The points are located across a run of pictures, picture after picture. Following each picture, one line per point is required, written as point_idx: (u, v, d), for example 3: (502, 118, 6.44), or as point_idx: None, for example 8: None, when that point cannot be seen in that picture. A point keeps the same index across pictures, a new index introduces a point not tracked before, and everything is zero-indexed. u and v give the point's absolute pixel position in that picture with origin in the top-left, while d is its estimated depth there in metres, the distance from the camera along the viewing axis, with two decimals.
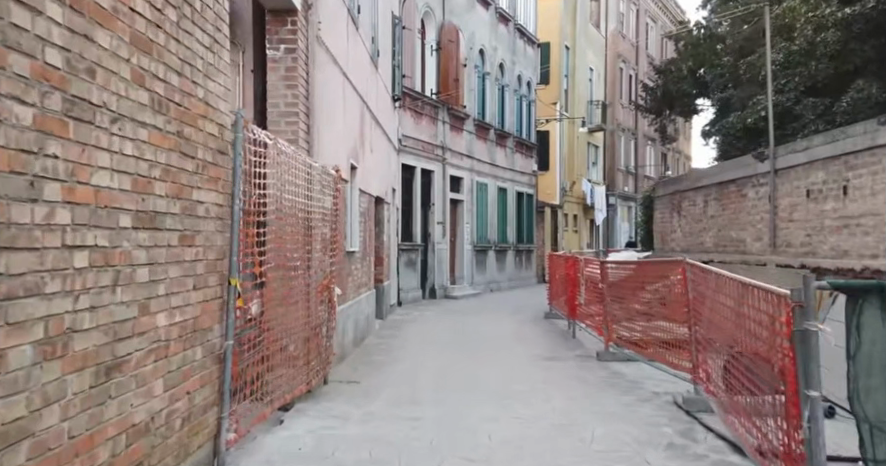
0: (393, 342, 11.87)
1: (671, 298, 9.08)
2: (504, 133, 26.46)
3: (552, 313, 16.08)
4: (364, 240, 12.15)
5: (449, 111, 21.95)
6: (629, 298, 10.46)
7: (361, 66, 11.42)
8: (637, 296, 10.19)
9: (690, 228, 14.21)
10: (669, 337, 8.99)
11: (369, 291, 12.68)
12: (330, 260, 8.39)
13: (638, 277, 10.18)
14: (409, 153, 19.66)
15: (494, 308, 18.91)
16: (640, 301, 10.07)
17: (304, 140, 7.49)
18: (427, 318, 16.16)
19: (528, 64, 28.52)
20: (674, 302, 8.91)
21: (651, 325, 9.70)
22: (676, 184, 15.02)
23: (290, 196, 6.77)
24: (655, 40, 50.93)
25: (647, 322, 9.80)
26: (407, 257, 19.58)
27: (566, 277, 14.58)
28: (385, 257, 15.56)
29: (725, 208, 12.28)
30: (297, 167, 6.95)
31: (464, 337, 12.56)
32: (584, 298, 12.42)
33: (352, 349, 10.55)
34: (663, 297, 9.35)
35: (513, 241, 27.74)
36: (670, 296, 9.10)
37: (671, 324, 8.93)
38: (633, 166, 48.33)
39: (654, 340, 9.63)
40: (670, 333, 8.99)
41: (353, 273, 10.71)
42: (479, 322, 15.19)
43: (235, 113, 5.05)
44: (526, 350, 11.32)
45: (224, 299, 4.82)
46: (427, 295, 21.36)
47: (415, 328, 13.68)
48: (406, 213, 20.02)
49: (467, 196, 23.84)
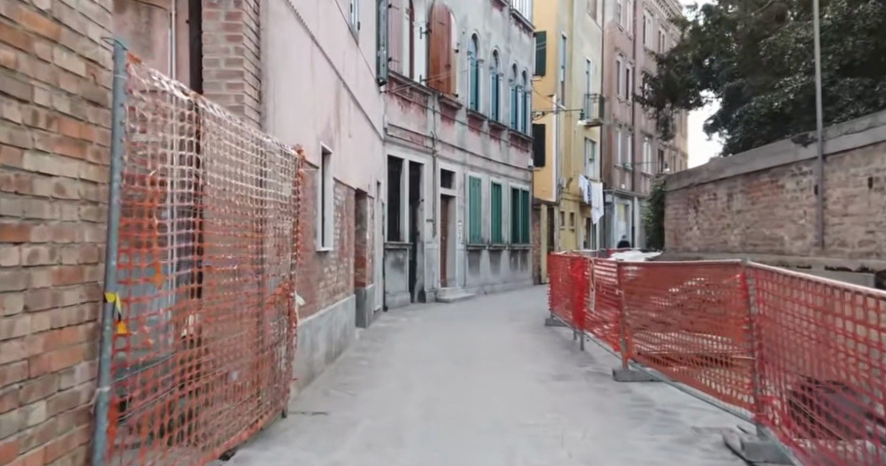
0: (375, 355, 10.35)
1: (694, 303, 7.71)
2: (499, 126, 24.94)
3: (554, 321, 14.54)
4: (342, 237, 10.62)
5: (440, 100, 20.41)
6: (646, 304, 8.92)
7: (336, 35, 9.85)
8: (651, 303, 8.78)
9: (710, 224, 12.70)
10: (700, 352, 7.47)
11: (349, 297, 11.13)
12: (291, 261, 6.78)
13: (660, 279, 8.64)
14: (397, 144, 18.11)
15: (489, 313, 17.41)
16: (660, 307, 8.53)
17: (251, 109, 5.91)
18: (415, 325, 14.58)
19: (524, 53, 26.99)
20: (700, 308, 7.54)
21: (671, 335, 8.26)
22: (691, 177, 13.51)
23: (226, 178, 5.18)
24: (653, 33, 49.58)
25: (669, 333, 8.27)
26: (394, 257, 18.02)
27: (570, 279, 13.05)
28: (368, 258, 13.99)
29: (754, 202, 10.78)
30: (237, 141, 5.37)
31: (457, 349, 11.03)
32: (593, 303, 10.87)
33: (325, 366, 8.97)
34: (684, 302, 7.96)
35: (508, 240, 26.20)
36: (693, 300, 7.72)
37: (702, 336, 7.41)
38: (630, 163, 46.88)
39: (678, 355, 8.10)
40: (700, 348, 7.46)
41: (324, 277, 9.13)
42: (473, 330, 13.63)
43: (117, 45, 3.50)
44: (529, 365, 9.81)
45: (96, 324, 3.45)
46: (416, 299, 19.79)
47: (400, 338, 12.14)
48: (393, 209, 18.44)
49: (460, 192, 22.28)
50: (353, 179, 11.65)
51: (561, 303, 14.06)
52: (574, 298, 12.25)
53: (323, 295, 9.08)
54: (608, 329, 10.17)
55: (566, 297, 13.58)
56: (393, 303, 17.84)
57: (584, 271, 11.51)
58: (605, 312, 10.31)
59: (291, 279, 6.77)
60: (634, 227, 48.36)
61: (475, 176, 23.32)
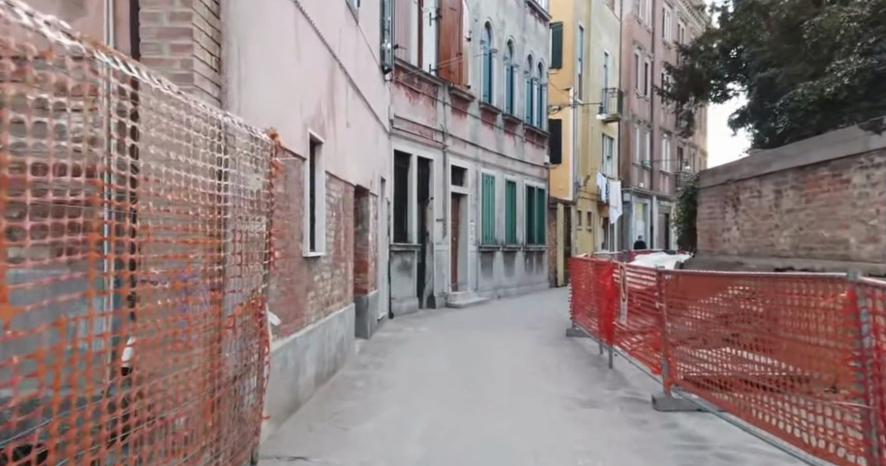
0: (375, 374, 9.07)
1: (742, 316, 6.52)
2: (514, 120, 23.62)
3: (575, 331, 13.20)
4: (338, 239, 9.32)
5: (451, 91, 19.10)
6: (687, 319, 7.59)
7: (331, 6, 8.56)
8: (694, 318, 7.44)
9: (753, 224, 11.35)
10: (760, 379, 6.17)
11: (346, 306, 9.84)
12: (263, 271, 5.42)
13: (702, 291, 7.32)
14: (405, 138, 16.82)
15: (504, 321, 16.11)
16: (705, 324, 7.21)
17: (199, 75, 4.61)
18: (423, 335, 13.28)
19: (539, 43, 25.67)
20: (751, 322, 6.36)
21: (715, 354, 7.02)
22: (730, 172, 12.14)
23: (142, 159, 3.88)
24: (671, 27, 48.40)
25: (718, 355, 6.94)
26: (401, 259, 16.74)
27: (595, 285, 11.71)
28: (370, 261, 12.70)
29: (810, 199, 9.43)
30: (163, 111, 4.05)
31: (468, 365, 9.74)
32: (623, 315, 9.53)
33: (314, 391, 7.66)
34: (729, 315, 6.76)
35: (523, 241, 24.88)
36: (742, 313, 6.53)
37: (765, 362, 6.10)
38: (646, 160, 45.56)
39: (727, 379, 6.78)
40: (761, 375, 6.16)
41: (314, 286, 7.83)
42: (486, 341, 12.32)
43: None
44: (551, 387, 8.50)
45: None
46: (424, 305, 18.51)
47: (405, 351, 10.85)
48: (399, 208, 17.15)
49: (472, 190, 20.96)
50: (352, 173, 10.36)
51: (585, 312, 12.70)
52: (600, 307, 10.92)
53: (313, 307, 7.78)
54: (643, 345, 8.87)
55: (590, 305, 12.22)
56: (399, 309, 16.56)
57: (611, 277, 10.16)
58: (639, 326, 8.97)
59: (263, 294, 5.39)
60: (651, 227, 47.00)
61: (489, 173, 22.00)
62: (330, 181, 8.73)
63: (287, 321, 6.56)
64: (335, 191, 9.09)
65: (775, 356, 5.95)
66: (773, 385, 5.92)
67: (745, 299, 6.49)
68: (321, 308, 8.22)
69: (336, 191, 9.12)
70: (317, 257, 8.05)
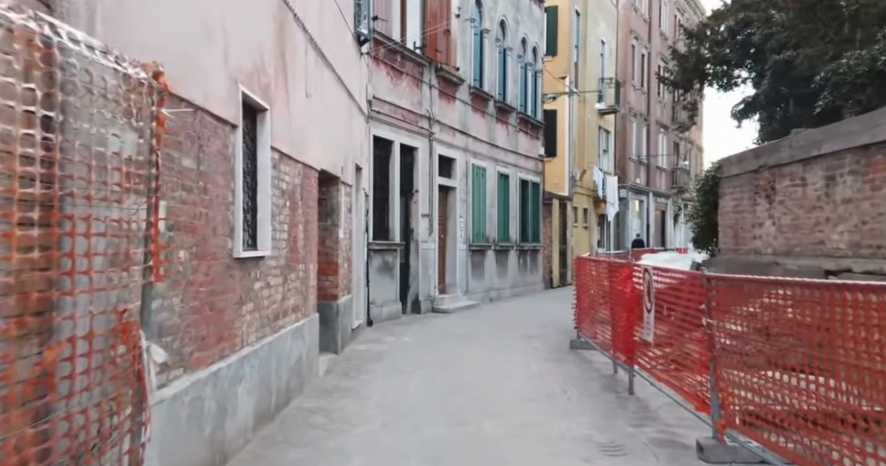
0: (338, 404, 7.23)
1: (783, 329, 5.07)
2: (507, 107, 21.86)
3: (581, 344, 11.47)
4: (294, 235, 7.50)
5: (438, 72, 17.29)
6: (726, 336, 5.82)
7: None
8: (738, 335, 5.68)
9: (795, 219, 9.62)
10: (847, 424, 4.42)
11: (307, 319, 8.04)
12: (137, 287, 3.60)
13: (746, 299, 5.58)
14: (385, 122, 15.02)
15: (497, 329, 14.35)
16: (752, 343, 5.46)
17: None
18: (404, 347, 11.46)
19: (535, 26, 23.93)
20: (803, 339, 4.85)
21: (754, 377, 5.42)
22: (765, 156, 10.38)
23: None
24: (668, 18, 47.00)
25: (774, 387, 5.18)
26: (381, 259, 14.95)
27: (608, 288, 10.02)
28: (342, 263, 10.90)
29: (877, 187, 7.75)
30: None
31: (454, 392, 7.91)
32: (643, 327, 7.75)
33: (252, 434, 5.81)
34: (775, 329, 5.18)
35: (517, 239, 23.14)
36: (793, 326, 4.98)
37: (855, 402, 4.36)
38: (642, 156, 44.02)
39: (789, 420, 5.02)
40: (849, 419, 4.41)
41: (253, 294, 5.99)
42: (477, 356, 10.51)
43: None
44: (560, 423, 6.71)
45: None
46: (407, 309, 16.73)
47: (380, 371, 9.06)
48: (380, 201, 15.35)
49: (462, 183, 19.17)
50: (315, 157, 8.56)
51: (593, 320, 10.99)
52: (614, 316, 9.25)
53: (253, 324, 5.97)
54: (666, 366, 7.19)
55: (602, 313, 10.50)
56: (379, 316, 14.79)
57: (626, 280, 8.38)
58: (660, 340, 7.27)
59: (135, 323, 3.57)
60: (647, 226, 45.44)
61: (480, 165, 20.25)
62: (281, 161, 6.90)
63: (203, 347, 4.72)
64: (289, 173, 7.27)
65: (866, 394, 4.28)
66: (877, 433, 4.19)
67: (788, 308, 5.05)
68: (266, 322, 6.40)
69: (289, 174, 7.31)
70: (262, 258, 6.22)
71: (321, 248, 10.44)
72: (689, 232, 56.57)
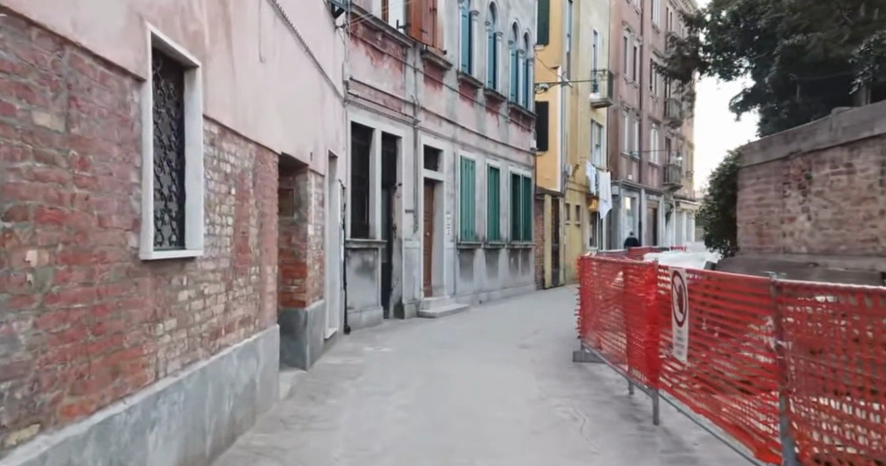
0: (297, 442, 5.82)
1: (835, 346, 4.02)
2: (497, 97, 20.51)
3: (586, 356, 10.11)
4: (244, 231, 6.09)
5: (424, 55, 15.89)
6: (786, 362, 4.48)
7: None
8: (802, 361, 4.34)
9: (839, 213, 8.35)
10: None
11: (262, 334, 6.63)
12: None
13: (810, 313, 4.25)
14: (365, 108, 13.63)
15: (488, 336, 13.01)
16: (825, 370, 4.11)
17: None
18: (384, 361, 10.07)
19: (526, 12, 22.59)
20: None
21: (831, 418, 4.06)
22: (796, 141, 9.09)
23: None
24: (660, 10, 45.82)
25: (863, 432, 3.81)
26: (359, 259, 13.54)
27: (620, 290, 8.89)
28: (311, 265, 9.48)
29: None
30: None
31: (440, 422, 6.53)
32: (669, 347, 6.41)
33: None
34: (856, 350, 3.84)
35: (508, 238, 21.80)
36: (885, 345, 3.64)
37: None
38: (634, 151, 42.82)
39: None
40: None
41: (180, 306, 4.58)
42: (467, 371, 9.15)
43: None
44: None
45: None
46: (390, 314, 15.35)
47: (353, 392, 7.67)
48: (359, 195, 13.97)
49: (449, 176, 17.78)
50: (275, 137, 7.16)
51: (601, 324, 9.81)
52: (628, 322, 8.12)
53: (179, 347, 4.57)
54: (691, 384, 6.01)
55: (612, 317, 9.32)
56: (358, 322, 13.40)
57: (643, 290, 7.06)
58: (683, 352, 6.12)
59: None
60: (639, 223, 44.28)
61: (469, 157, 18.87)
62: (223, 138, 5.49)
63: (83, 389, 3.32)
64: (236, 154, 5.86)
65: None
66: None
67: (864, 320, 3.80)
68: (201, 344, 4.98)
69: (237, 154, 5.90)
70: (192, 260, 4.81)
71: (287, 247, 9.03)
72: (680, 229, 55.44)
